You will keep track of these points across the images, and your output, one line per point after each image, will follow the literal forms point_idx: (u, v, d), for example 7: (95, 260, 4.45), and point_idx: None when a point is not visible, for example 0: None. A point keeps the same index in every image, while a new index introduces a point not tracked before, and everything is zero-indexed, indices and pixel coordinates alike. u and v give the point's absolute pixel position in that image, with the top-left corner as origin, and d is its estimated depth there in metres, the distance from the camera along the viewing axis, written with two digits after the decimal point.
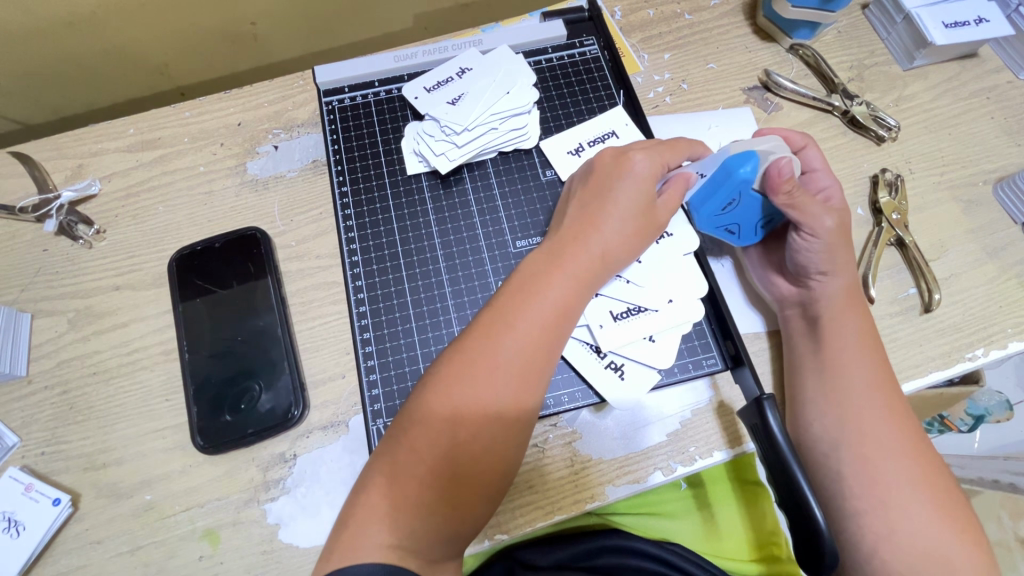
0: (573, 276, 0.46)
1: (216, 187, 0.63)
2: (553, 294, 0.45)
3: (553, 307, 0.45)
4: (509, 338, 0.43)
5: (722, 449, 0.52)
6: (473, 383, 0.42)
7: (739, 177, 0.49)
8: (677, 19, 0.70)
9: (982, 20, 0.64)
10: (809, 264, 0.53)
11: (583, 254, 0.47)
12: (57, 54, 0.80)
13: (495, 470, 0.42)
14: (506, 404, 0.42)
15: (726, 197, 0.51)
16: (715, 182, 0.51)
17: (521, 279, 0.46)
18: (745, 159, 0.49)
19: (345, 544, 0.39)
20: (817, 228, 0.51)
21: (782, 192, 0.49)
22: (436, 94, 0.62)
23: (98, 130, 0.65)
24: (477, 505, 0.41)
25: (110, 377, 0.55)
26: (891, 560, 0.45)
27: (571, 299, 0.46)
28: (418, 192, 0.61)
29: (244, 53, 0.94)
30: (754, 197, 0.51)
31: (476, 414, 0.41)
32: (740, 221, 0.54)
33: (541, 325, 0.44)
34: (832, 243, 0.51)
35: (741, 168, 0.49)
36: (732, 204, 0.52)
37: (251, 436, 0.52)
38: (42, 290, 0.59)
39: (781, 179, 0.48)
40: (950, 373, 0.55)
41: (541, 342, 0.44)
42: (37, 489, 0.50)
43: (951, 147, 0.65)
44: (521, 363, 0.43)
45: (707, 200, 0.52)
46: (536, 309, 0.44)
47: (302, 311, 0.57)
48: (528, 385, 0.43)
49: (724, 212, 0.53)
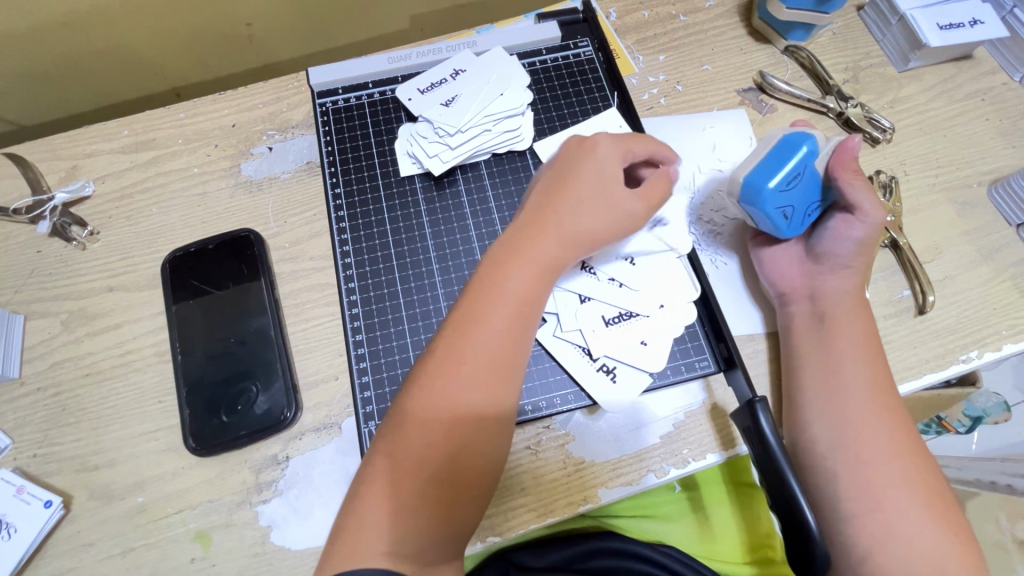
0: (537, 262, 0.45)
1: (210, 189, 0.62)
2: (520, 280, 0.44)
3: (519, 295, 0.44)
4: (478, 333, 0.42)
5: (715, 451, 0.52)
6: (447, 383, 0.41)
7: (804, 150, 0.50)
8: (672, 21, 0.70)
9: (977, 21, 0.64)
10: (840, 256, 0.53)
11: (549, 241, 0.46)
12: (52, 55, 0.80)
13: (480, 463, 0.42)
14: (484, 396, 0.42)
15: (796, 168, 0.50)
16: (780, 157, 0.50)
17: (484, 272, 0.45)
18: (809, 136, 0.51)
19: (340, 548, 0.38)
20: (869, 213, 0.52)
21: (848, 171, 0.52)
22: (430, 96, 0.62)
23: (92, 130, 0.65)
24: (468, 501, 0.41)
25: (103, 378, 0.55)
26: (886, 563, 0.45)
27: (538, 284, 0.45)
28: (411, 194, 0.61)
29: (240, 54, 0.94)
30: (814, 175, 0.51)
31: (454, 412, 0.41)
32: (796, 205, 0.52)
33: (508, 316, 0.43)
34: (872, 237, 0.52)
35: (805, 142, 0.50)
36: (794, 180, 0.50)
37: (244, 438, 0.52)
38: (35, 292, 0.59)
39: (849, 155, 0.51)
40: (945, 375, 0.55)
41: (511, 331, 0.43)
42: (29, 490, 0.50)
43: (946, 149, 0.65)
44: (492, 354, 0.42)
45: (776, 172, 0.49)
46: (502, 299, 0.43)
47: (296, 313, 0.57)
48: (502, 375, 0.43)
49: (787, 189, 0.50)
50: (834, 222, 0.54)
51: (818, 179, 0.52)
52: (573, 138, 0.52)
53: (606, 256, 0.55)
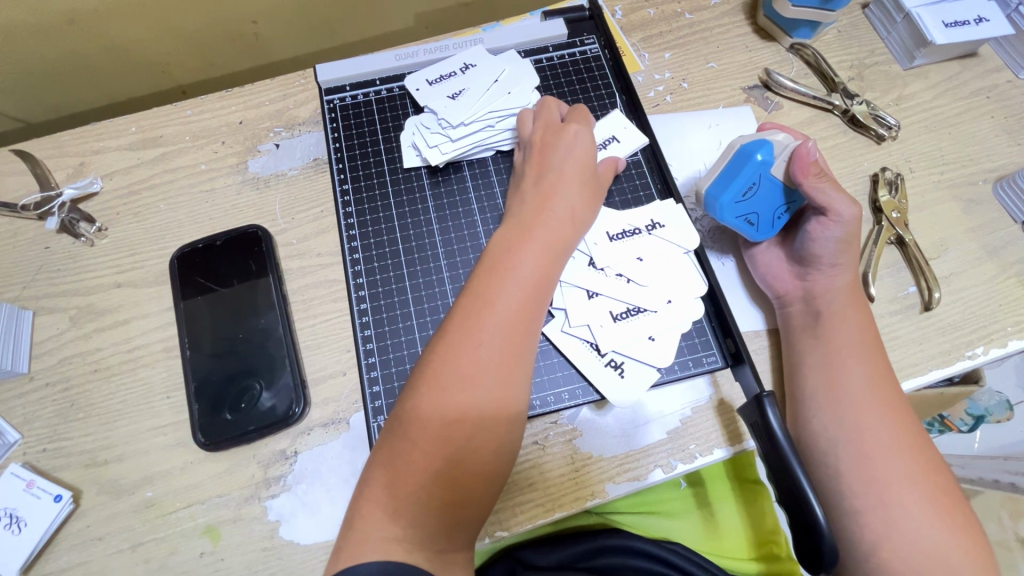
0: (542, 245, 0.48)
1: (217, 185, 0.63)
2: (527, 264, 0.47)
3: (530, 276, 0.46)
4: (491, 312, 0.44)
5: (723, 446, 0.52)
6: (462, 360, 0.42)
7: (756, 163, 0.51)
8: (677, 18, 0.71)
9: (983, 19, 0.64)
10: (823, 255, 0.53)
11: (549, 225, 0.49)
12: (58, 52, 0.80)
13: (495, 443, 0.42)
14: (499, 374, 0.42)
15: (747, 181, 0.52)
16: (733, 171, 0.52)
17: (494, 257, 0.48)
18: (762, 144, 0.51)
19: (354, 538, 0.39)
20: (841, 214, 0.51)
21: (810, 175, 0.50)
22: (438, 87, 0.63)
23: (100, 127, 0.66)
24: (483, 482, 0.41)
25: (111, 374, 0.55)
26: (891, 558, 0.45)
27: (545, 265, 0.47)
28: (419, 191, 0.61)
29: (245, 53, 0.94)
30: (774, 182, 0.52)
31: (469, 391, 0.42)
32: (761, 210, 0.54)
33: (520, 295, 0.45)
34: (851, 233, 0.52)
35: (756, 154, 0.51)
36: (751, 190, 0.53)
37: (253, 433, 0.52)
38: (44, 288, 0.59)
39: (807, 161, 0.50)
40: (950, 372, 0.55)
41: (523, 311, 0.45)
42: (39, 485, 0.50)
43: (951, 146, 0.65)
44: (506, 337, 0.44)
45: (728, 187, 0.52)
46: (513, 280, 0.46)
47: (304, 309, 0.57)
48: (516, 352, 0.44)
49: (744, 201, 0.53)
50: (811, 224, 0.53)
51: (778, 184, 0.52)
52: (538, 132, 0.56)
53: (613, 252, 0.55)
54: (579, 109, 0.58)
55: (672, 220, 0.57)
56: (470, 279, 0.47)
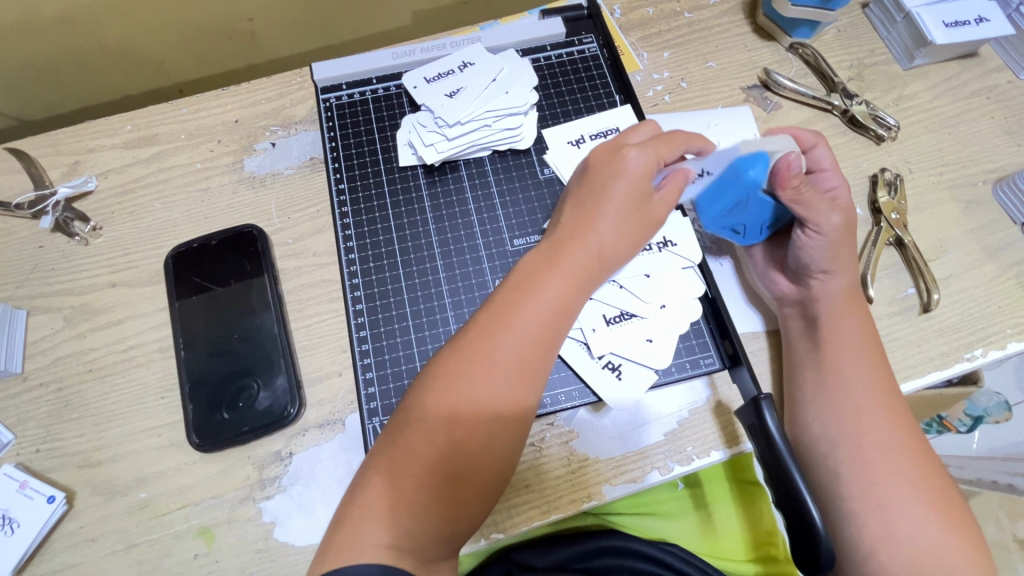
0: (571, 275, 0.45)
1: (213, 184, 0.62)
2: (552, 293, 0.44)
3: (550, 306, 0.44)
4: (507, 335, 0.42)
5: (719, 449, 0.52)
6: (475, 374, 0.41)
7: (746, 182, 0.48)
8: (676, 17, 0.70)
9: (983, 19, 0.64)
10: (813, 262, 0.52)
11: (581, 253, 0.46)
12: (52, 49, 0.80)
13: (494, 458, 0.41)
14: (508, 391, 0.42)
15: (733, 199, 0.50)
16: (723, 185, 0.50)
17: (519, 279, 0.46)
18: (756, 162, 0.48)
19: (341, 544, 0.38)
20: (821, 225, 0.50)
21: (793, 192, 0.48)
22: (435, 85, 0.62)
23: (95, 125, 0.65)
24: (474, 491, 0.41)
25: (106, 374, 0.55)
26: (888, 561, 0.45)
27: (568, 298, 0.45)
28: (415, 190, 0.61)
29: (243, 51, 0.94)
30: (764, 200, 0.50)
31: (478, 401, 0.41)
32: (748, 222, 0.53)
33: (541, 323, 0.43)
34: (836, 240, 0.51)
35: (748, 173, 0.48)
36: (739, 206, 0.51)
37: (247, 434, 0.52)
38: (37, 288, 0.59)
39: (789, 175, 0.47)
40: (948, 373, 0.55)
41: (539, 341, 0.43)
42: (32, 486, 0.50)
43: (951, 146, 0.65)
44: (519, 361, 0.42)
45: (715, 202, 0.51)
46: (538, 306, 0.44)
47: (299, 308, 0.57)
48: (527, 371, 0.43)
49: (731, 212, 0.52)
50: (797, 233, 0.52)
51: (768, 202, 0.50)
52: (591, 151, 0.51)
53: None
54: (652, 129, 0.52)
55: (667, 221, 0.57)
56: (498, 291, 0.46)
